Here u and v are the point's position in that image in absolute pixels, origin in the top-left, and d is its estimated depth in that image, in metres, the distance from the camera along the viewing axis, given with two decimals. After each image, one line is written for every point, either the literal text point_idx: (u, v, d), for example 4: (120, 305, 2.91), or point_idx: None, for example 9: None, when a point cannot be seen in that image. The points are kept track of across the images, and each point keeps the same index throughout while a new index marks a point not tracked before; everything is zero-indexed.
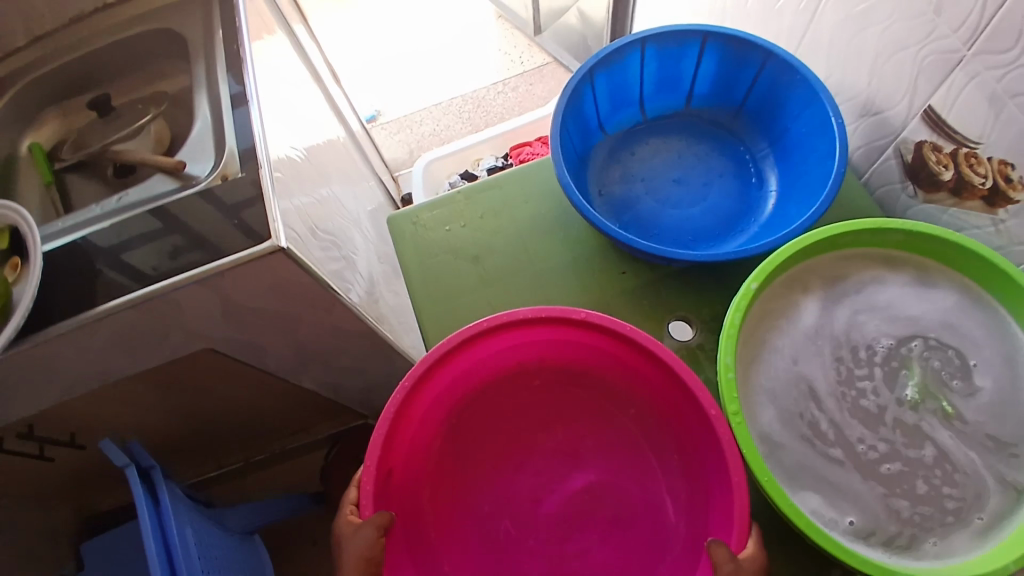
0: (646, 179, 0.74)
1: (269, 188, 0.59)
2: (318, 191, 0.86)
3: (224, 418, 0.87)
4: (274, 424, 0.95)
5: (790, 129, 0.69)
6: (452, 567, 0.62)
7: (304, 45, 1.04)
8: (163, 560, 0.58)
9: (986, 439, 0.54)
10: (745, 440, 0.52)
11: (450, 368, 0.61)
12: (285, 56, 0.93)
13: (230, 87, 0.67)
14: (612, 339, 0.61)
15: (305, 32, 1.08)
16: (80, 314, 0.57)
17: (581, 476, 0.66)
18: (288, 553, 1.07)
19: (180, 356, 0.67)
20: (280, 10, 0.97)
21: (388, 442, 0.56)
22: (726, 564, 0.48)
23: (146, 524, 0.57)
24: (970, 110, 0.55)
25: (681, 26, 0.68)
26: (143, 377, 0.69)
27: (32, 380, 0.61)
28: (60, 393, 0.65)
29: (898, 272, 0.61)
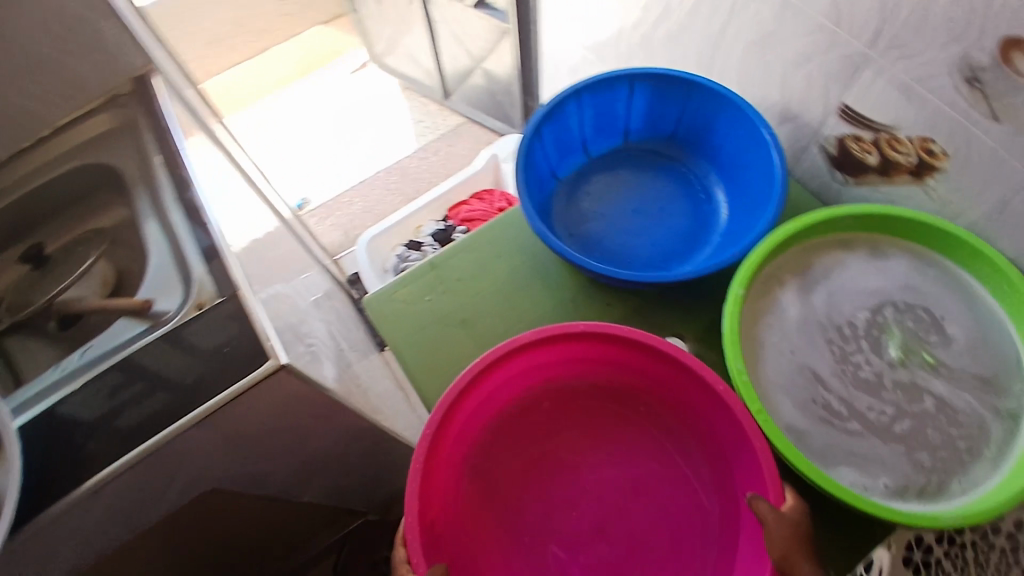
0: (607, 214, 0.78)
1: (255, 305, 0.58)
2: (278, 293, 0.85)
3: (227, 555, 0.80)
4: (278, 549, 0.89)
5: (724, 145, 0.75)
6: None
7: (225, 144, 1.03)
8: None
9: (972, 378, 0.60)
10: (775, 434, 0.55)
11: (468, 408, 0.60)
12: (213, 160, 0.91)
13: (181, 210, 0.67)
14: (613, 344, 0.61)
15: (224, 132, 1.06)
16: (77, 488, 0.52)
17: (612, 482, 0.63)
18: None
19: (183, 505, 0.62)
20: (197, 116, 0.95)
21: (422, 495, 0.55)
22: (770, 515, 0.50)
23: None
24: (884, 101, 0.63)
25: (607, 71, 0.74)
26: (143, 539, 0.63)
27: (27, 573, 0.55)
28: None
29: (854, 250, 0.66)
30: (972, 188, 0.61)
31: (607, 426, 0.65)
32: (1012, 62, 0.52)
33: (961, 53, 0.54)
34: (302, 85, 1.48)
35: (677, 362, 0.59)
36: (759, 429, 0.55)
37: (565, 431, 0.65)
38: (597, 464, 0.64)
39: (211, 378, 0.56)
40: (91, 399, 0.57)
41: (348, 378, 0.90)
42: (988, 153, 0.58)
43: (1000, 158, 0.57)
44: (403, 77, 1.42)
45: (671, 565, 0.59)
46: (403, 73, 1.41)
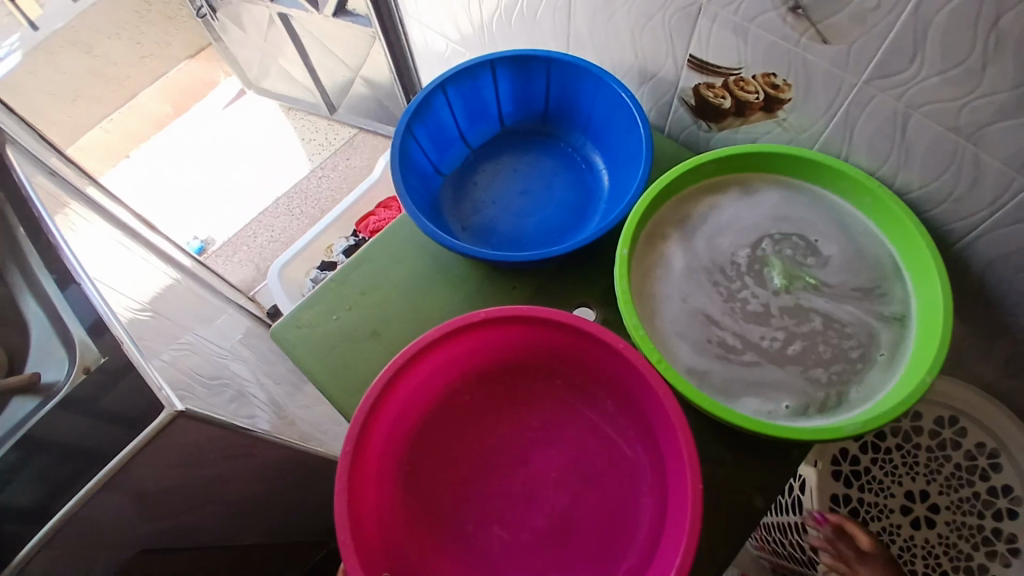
0: (496, 200, 0.79)
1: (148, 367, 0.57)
2: (185, 343, 0.83)
3: None
4: None
5: (593, 113, 0.77)
6: None
7: (104, 206, 0.98)
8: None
9: (853, 291, 0.64)
10: (676, 379, 0.58)
11: (386, 417, 0.60)
12: (90, 226, 0.87)
13: (53, 278, 0.66)
14: (516, 325, 0.62)
15: (98, 192, 1.01)
16: None
17: (541, 454, 0.64)
18: None
19: None
20: (65, 180, 0.90)
21: (354, 513, 0.55)
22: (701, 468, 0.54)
23: None
24: (723, 45, 0.66)
25: (466, 60, 0.74)
26: None
27: None
28: None
29: (725, 192, 0.69)
30: (818, 112, 0.65)
31: (528, 404, 0.66)
32: None
33: None
34: (178, 126, 1.43)
35: (577, 330, 0.60)
36: (661, 378, 0.57)
37: (490, 417, 0.66)
38: (524, 441, 0.65)
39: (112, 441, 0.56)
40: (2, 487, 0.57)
41: (278, 414, 0.89)
42: (824, 75, 0.61)
43: (836, 77, 0.61)
44: (283, 98, 1.38)
45: (607, 519, 0.61)
46: (283, 94, 1.37)
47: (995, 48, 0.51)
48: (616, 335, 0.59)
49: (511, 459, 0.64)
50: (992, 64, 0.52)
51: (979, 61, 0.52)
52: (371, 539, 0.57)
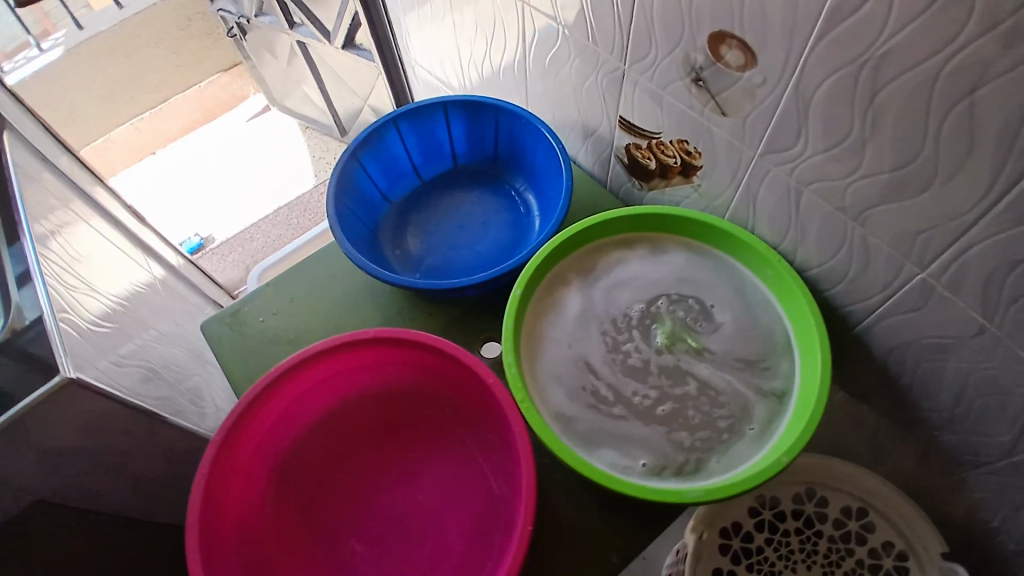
0: (433, 232, 0.83)
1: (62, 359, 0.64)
2: (143, 338, 0.90)
3: None
4: None
5: (534, 161, 0.81)
6: None
7: (107, 206, 1.05)
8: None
9: (736, 360, 0.65)
10: (536, 421, 0.59)
11: (268, 416, 0.64)
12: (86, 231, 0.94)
13: (14, 265, 0.70)
14: (404, 348, 0.65)
15: (108, 196, 1.08)
16: None
17: (413, 476, 0.65)
18: None
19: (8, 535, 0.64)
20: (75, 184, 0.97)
21: (209, 497, 0.58)
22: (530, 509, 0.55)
23: None
24: (644, 109, 0.69)
25: (419, 100, 0.80)
26: None
27: None
28: None
29: (634, 249, 0.72)
30: (727, 180, 0.67)
31: (413, 426, 0.68)
32: (721, 59, 0.57)
33: (682, 55, 0.60)
34: (203, 135, 1.58)
35: (455, 360, 0.63)
36: (522, 416, 0.59)
37: (375, 432, 0.68)
38: (401, 461, 0.66)
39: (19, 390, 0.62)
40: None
41: (200, 411, 0.94)
42: (728, 146, 0.64)
43: (738, 149, 0.63)
44: (302, 117, 1.49)
45: (462, 550, 0.61)
46: (301, 114, 1.47)
47: (872, 128, 0.51)
48: (489, 369, 0.61)
49: (384, 476, 0.66)
50: (870, 142, 0.52)
51: (858, 139, 0.53)
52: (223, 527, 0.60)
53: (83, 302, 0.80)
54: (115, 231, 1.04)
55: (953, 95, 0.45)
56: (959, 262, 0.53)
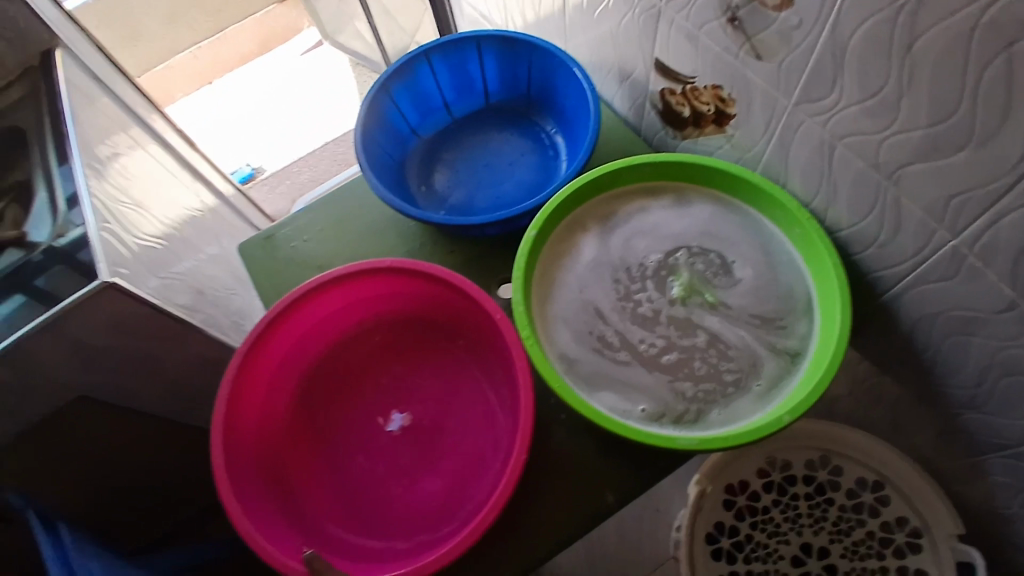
0: (460, 169, 0.84)
1: (98, 260, 0.69)
2: (191, 255, 0.95)
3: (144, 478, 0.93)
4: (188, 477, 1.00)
5: (565, 101, 0.79)
6: (315, 507, 0.63)
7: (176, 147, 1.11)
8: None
9: (751, 317, 0.64)
10: (538, 357, 0.59)
11: (290, 333, 0.67)
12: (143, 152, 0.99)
13: (65, 185, 0.76)
14: (420, 280, 0.67)
15: (176, 138, 1.12)
16: None
17: (422, 401, 0.68)
18: None
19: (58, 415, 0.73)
20: (133, 110, 1.01)
21: (232, 404, 0.61)
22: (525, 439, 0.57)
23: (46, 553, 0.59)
24: (680, 51, 0.66)
25: (455, 34, 0.79)
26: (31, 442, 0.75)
27: None
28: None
29: (659, 198, 0.70)
30: (760, 131, 0.64)
31: (424, 356, 0.71)
32: None
33: None
34: (258, 68, 1.60)
35: (465, 293, 0.64)
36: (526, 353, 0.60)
37: (389, 360, 0.71)
38: (411, 388, 0.69)
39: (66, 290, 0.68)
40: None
41: (235, 327, 1.00)
42: (762, 94, 0.61)
43: (772, 98, 0.60)
44: (352, 53, 1.47)
45: (464, 474, 0.63)
46: (353, 51, 1.46)
47: (909, 80, 0.48)
48: (498, 306, 0.62)
49: (395, 400, 0.68)
50: (905, 96, 0.49)
51: (893, 91, 0.50)
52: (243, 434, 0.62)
53: (131, 213, 0.84)
54: (172, 154, 1.08)
55: (992, 47, 0.41)
56: (991, 230, 0.50)
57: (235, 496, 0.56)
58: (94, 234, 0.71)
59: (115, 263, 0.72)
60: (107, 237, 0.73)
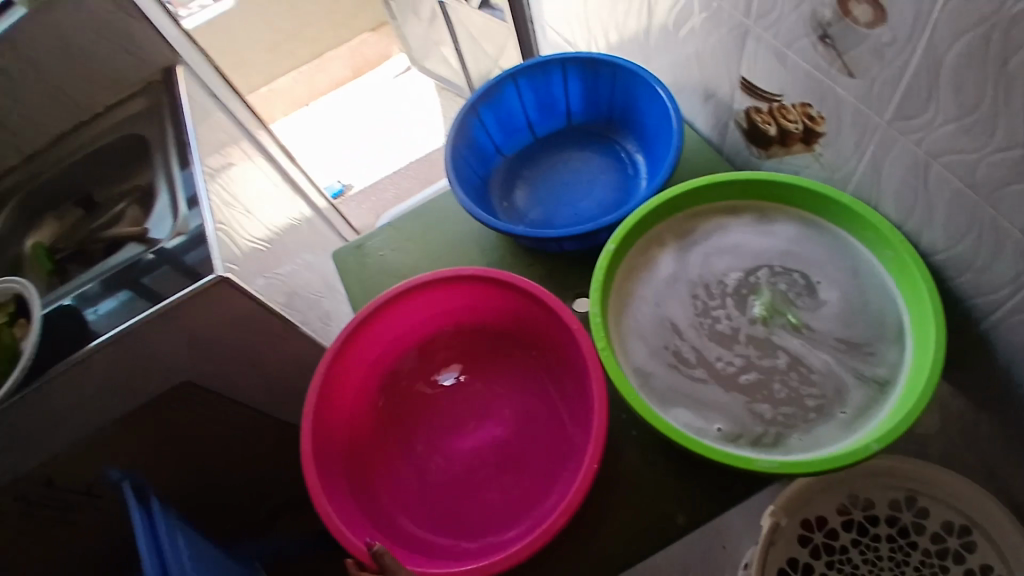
0: (541, 186, 0.85)
1: (215, 254, 0.74)
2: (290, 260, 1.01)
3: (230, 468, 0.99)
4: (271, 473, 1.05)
5: (648, 121, 0.80)
6: (387, 504, 0.64)
7: (279, 161, 1.19)
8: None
9: (837, 341, 0.61)
10: (612, 368, 0.59)
11: (376, 335, 0.70)
12: (254, 164, 1.08)
13: (186, 189, 0.83)
14: (500, 290, 0.69)
15: (280, 152, 1.22)
16: (74, 354, 0.72)
17: (494, 409, 0.69)
18: None
19: (163, 394, 0.81)
20: (243, 126, 1.10)
21: (321, 395, 0.64)
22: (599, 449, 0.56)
23: (138, 531, 0.62)
24: (767, 69, 0.66)
25: (540, 57, 0.82)
26: (133, 423, 0.82)
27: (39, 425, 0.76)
28: (74, 436, 0.78)
29: (741, 216, 0.69)
30: (851, 149, 0.63)
31: (497, 366, 0.72)
32: (849, 14, 0.54)
33: (809, 11, 0.57)
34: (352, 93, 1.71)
35: (543, 303, 0.65)
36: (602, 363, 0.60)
37: (464, 368, 0.72)
38: (484, 395, 0.70)
39: (176, 282, 0.74)
40: (103, 304, 0.77)
41: (326, 329, 1.05)
42: (854, 112, 0.59)
43: (864, 115, 0.58)
44: (440, 78, 1.55)
45: (533, 483, 0.63)
46: (440, 76, 1.53)
47: (1014, 94, 0.46)
48: (574, 316, 0.63)
49: (469, 407, 0.70)
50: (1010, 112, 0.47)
51: (994, 107, 0.48)
52: (331, 432, 0.65)
53: (241, 217, 0.90)
54: (275, 168, 1.16)
55: None
56: None
57: (324, 490, 0.59)
58: (213, 230, 0.76)
59: (229, 257, 0.77)
60: (222, 234, 0.78)
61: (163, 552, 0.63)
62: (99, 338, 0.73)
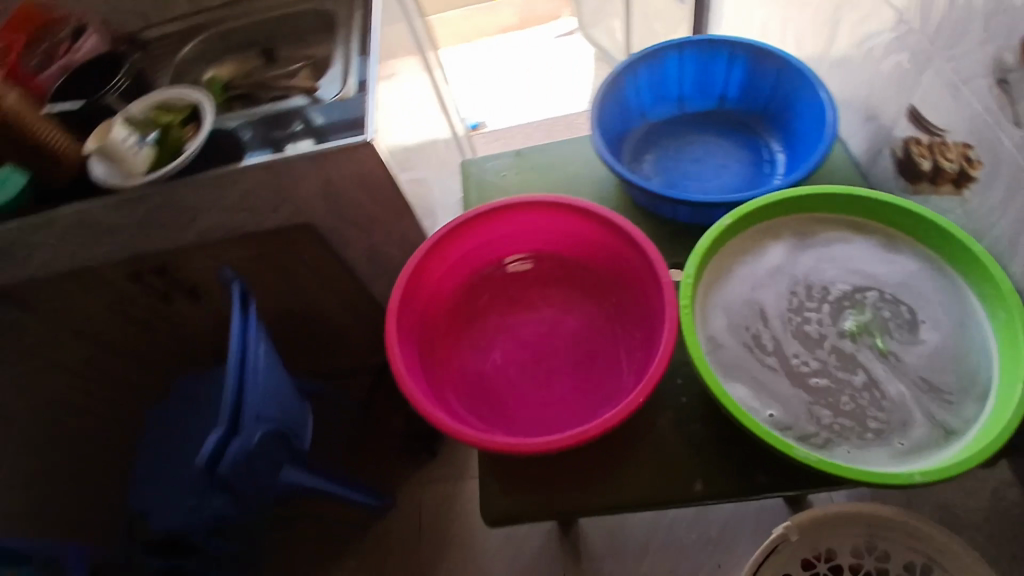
0: (672, 156, 0.87)
1: (371, 120, 0.83)
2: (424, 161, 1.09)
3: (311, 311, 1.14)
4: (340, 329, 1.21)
5: (800, 124, 0.80)
6: (443, 378, 0.70)
7: (435, 75, 1.27)
8: (236, 362, 0.81)
9: (920, 379, 0.60)
10: (687, 324, 0.61)
11: (482, 233, 0.75)
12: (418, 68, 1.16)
13: (361, 64, 0.91)
14: (607, 229, 0.71)
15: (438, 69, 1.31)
16: (227, 165, 0.85)
17: (563, 335, 0.72)
18: (343, 450, 1.28)
19: (291, 225, 0.94)
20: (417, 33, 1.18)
21: (420, 264, 0.70)
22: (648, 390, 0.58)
23: (233, 331, 0.82)
24: (937, 101, 0.65)
25: (715, 34, 0.83)
26: (255, 238, 0.97)
27: (182, 215, 0.91)
28: (212, 231, 0.95)
29: (866, 237, 0.69)
30: (999, 202, 0.61)
31: (582, 298, 0.75)
32: None
33: (998, 49, 0.56)
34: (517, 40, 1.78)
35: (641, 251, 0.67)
36: (677, 319, 0.61)
37: (548, 292, 0.76)
38: (558, 320, 0.74)
39: (323, 134, 0.84)
40: (250, 139, 0.88)
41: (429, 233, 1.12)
42: (1011, 163, 0.58)
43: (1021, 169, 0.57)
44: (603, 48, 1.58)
45: (576, 406, 0.66)
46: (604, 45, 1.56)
47: None
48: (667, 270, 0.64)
49: (541, 325, 0.74)
50: None
51: None
52: (421, 300, 0.70)
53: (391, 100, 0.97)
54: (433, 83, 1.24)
55: None
56: None
57: (397, 341, 0.65)
58: (372, 102, 0.86)
59: (381, 129, 0.85)
60: (380, 108, 0.86)
61: (247, 347, 0.84)
62: (249, 160, 0.84)
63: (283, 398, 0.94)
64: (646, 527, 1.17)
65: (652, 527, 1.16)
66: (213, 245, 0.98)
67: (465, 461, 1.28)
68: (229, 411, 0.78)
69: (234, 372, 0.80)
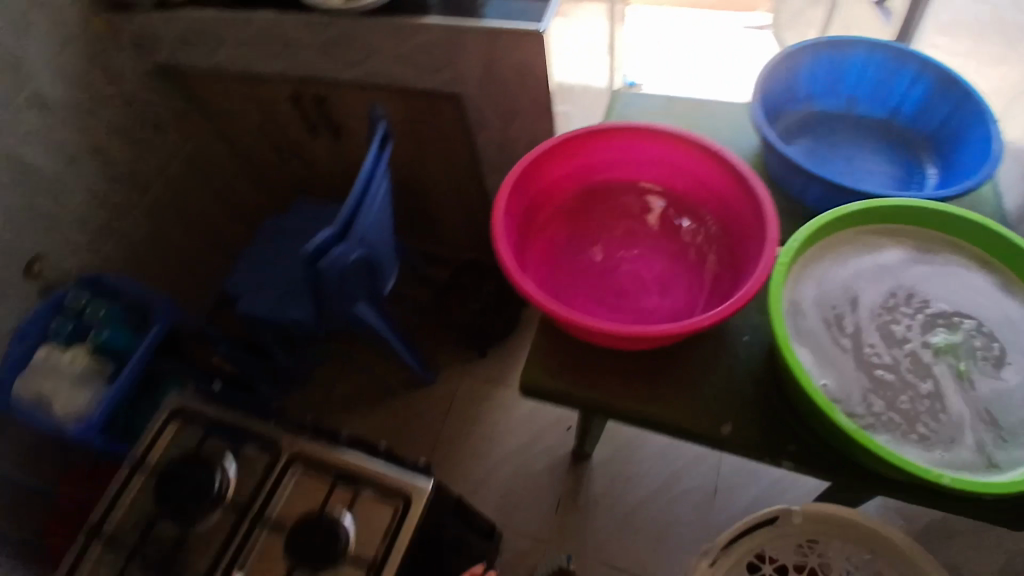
0: (819, 149, 0.87)
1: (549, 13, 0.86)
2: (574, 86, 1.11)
3: (428, 182, 1.23)
4: (446, 208, 1.30)
5: (962, 157, 0.79)
6: (528, 264, 0.74)
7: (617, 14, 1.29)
8: (362, 183, 0.89)
9: (985, 411, 0.60)
10: (777, 278, 0.64)
11: (610, 146, 0.75)
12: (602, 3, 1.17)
13: None
14: (731, 182, 0.70)
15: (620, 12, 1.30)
16: (408, 18, 0.91)
17: (649, 263, 0.75)
18: (417, 320, 1.42)
19: (440, 91, 1.01)
20: None
21: (542, 157, 0.72)
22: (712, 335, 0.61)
23: (368, 157, 0.90)
24: None
25: (909, 47, 0.83)
26: (407, 94, 1.05)
27: (354, 51, 0.98)
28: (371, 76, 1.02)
29: (989, 271, 0.67)
30: None
31: (681, 237, 0.76)
32: None
33: None
34: None
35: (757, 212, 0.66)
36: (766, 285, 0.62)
37: (650, 220, 0.77)
38: (650, 248, 0.76)
39: (501, 14, 0.89)
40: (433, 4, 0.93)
41: None
42: None
43: None
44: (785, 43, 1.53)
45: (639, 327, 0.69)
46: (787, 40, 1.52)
47: None
48: (777, 237, 0.64)
49: (633, 247, 0.76)
50: None
51: None
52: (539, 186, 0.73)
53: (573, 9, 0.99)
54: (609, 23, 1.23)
55: None
56: None
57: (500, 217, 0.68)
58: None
59: (556, 25, 0.88)
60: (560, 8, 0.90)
61: (372, 175, 0.92)
62: (429, 19, 0.91)
63: (384, 233, 1.03)
64: (651, 491, 1.23)
65: (656, 493, 1.23)
66: (365, 88, 1.07)
67: (511, 370, 1.37)
68: (344, 219, 0.87)
69: (358, 190, 0.88)
